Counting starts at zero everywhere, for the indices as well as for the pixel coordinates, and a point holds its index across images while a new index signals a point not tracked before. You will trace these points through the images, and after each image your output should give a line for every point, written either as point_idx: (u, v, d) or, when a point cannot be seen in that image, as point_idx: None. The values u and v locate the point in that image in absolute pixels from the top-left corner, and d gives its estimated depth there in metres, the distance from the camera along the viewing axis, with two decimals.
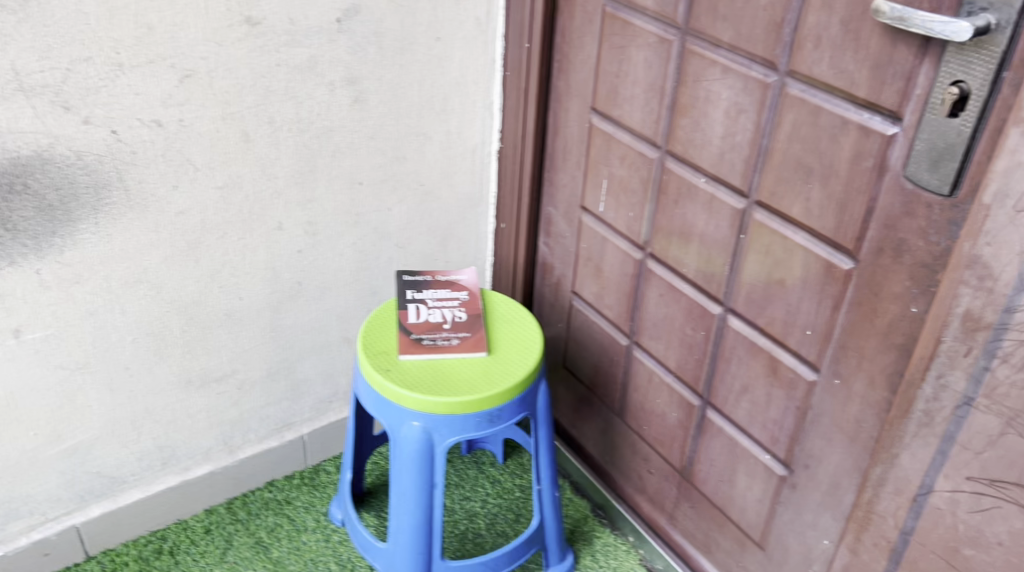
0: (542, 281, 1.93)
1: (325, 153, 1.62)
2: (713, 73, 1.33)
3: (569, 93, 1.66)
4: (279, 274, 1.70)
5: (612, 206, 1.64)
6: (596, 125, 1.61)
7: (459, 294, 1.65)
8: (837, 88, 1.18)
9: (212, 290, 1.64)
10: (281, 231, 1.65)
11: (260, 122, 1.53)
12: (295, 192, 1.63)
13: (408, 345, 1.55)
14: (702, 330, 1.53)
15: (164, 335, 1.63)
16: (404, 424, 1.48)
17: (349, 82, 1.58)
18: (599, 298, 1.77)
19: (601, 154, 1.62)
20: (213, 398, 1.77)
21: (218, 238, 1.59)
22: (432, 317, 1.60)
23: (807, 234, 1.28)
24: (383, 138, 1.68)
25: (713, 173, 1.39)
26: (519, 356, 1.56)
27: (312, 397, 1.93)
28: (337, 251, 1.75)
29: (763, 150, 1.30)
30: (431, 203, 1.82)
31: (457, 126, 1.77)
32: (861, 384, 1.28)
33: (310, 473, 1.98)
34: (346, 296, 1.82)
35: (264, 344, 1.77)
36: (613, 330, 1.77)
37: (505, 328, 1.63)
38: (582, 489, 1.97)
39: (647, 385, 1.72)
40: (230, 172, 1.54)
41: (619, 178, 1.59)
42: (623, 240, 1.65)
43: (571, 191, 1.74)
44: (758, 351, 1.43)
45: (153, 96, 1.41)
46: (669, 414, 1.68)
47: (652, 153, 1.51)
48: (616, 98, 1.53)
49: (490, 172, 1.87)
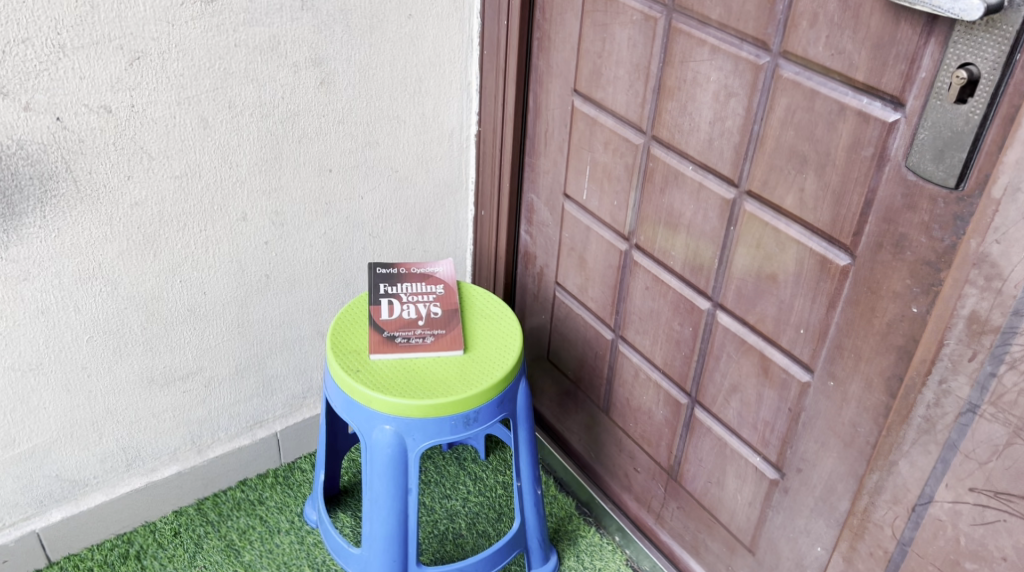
0: (525, 270, 1.85)
1: (290, 139, 1.53)
2: (701, 53, 1.24)
3: (550, 74, 1.56)
4: (245, 267, 1.61)
5: (596, 193, 1.55)
6: (579, 108, 1.52)
7: (434, 287, 1.57)
8: (834, 70, 1.08)
9: (173, 285, 1.55)
10: (246, 222, 1.56)
11: (219, 107, 1.43)
12: (259, 180, 1.53)
13: (380, 344, 1.46)
14: (690, 326, 1.45)
15: (122, 333, 1.54)
16: (374, 428, 1.40)
17: (314, 63, 1.48)
18: (583, 290, 1.69)
19: (585, 138, 1.53)
20: (178, 397, 1.69)
21: (178, 230, 1.50)
22: (406, 313, 1.52)
23: (801, 227, 1.20)
24: (353, 123, 1.58)
25: (701, 160, 1.30)
26: (498, 354, 1.47)
27: (285, 394, 1.85)
28: (307, 242, 1.66)
29: (754, 137, 1.21)
30: (407, 189, 1.74)
31: (432, 109, 1.67)
32: (857, 387, 1.20)
33: (284, 472, 1.91)
34: (318, 289, 1.74)
35: (232, 340, 1.69)
36: (598, 324, 1.69)
37: (484, 323, 1.54)
38: (566, 486, 1.90)
39: (633, 381, 1.64)
40: (188, 160, 1.44)
41: (603, 164, 1.51)
42: (608, 231, 1.57)
43: (553, 177, 1.66)
44: (749, 349, 1.35)
45: (100, 80, 1.32)
46: (656, 411, 1.61)
47: (637, 138, 1.42)
48: (599, 80, 1.44)
49: (469, 157, 1.78)
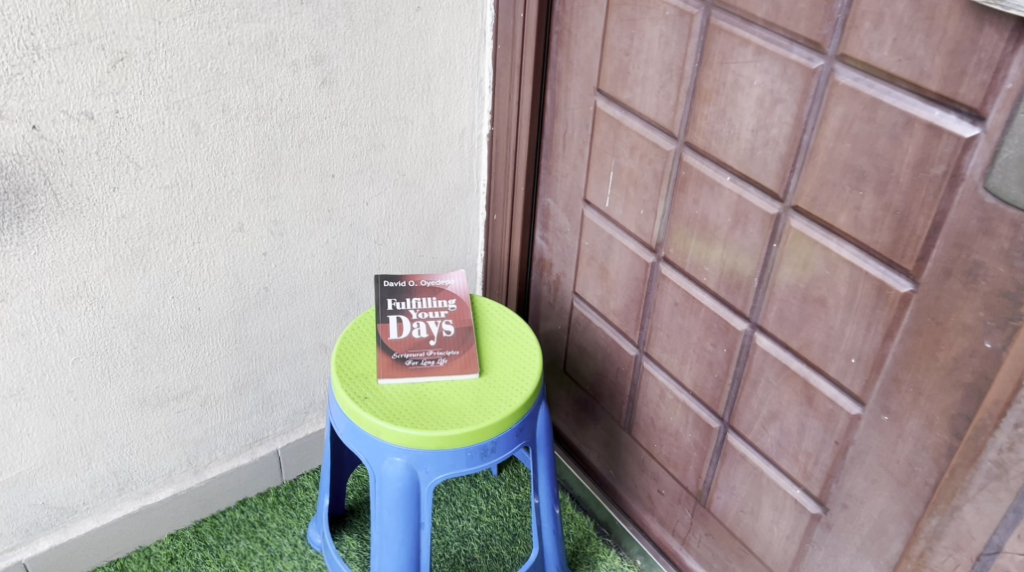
0: (540, 278, 1.74)
1: (289, 143, 1.41)
2: (744, 54, 1.12)
3: (570, 71, 1.44)
4: (241, 280, 1.50)
5: (620, 201, 1.44)
6: (603, 108, 1.40)
7: (447, 303, 1.46)
8: (901, 77, 0.97)
9: (165, 301, 1.44)
10: (242, 232, 1.45)
11: (211, 111, 1.31)
12: (256, 188, 1.42)
13: (389, 367, 1.35)
14: (725, 347, 1.34)
15: (111, 353, 1.43)
16: (384, 459, 1.29)
17: (315, 61, 1.36)
18: (604, 302, 1.58)
19: (608, 142, 1.42)
20: (172, 418, 1.58)
21: (169, 243, 1.38)
22: (416, 331, 1.41)
23: (854, 248, 1.09)
24: (356, 124, 1.46)
25: (741, 171, 1.19)
26: (517, 377, 1.36)
27: (286, 410, 1.74)
28: (309, 251, 1.55)
29: (803, 147, 1.09)
30: (414, 193, 1.62)
31: (442, 108, 1.55)
32: (916, 424, 1.09)
33: (286, 490, 1.81)
34: (321, 300, 1.63)
35: (229, 357, 1.58)
36: (619, 338, 1.58)
37: (499, 342, 1.43)
38: (584, 504, 1.80)
39: (658, 400, 1.53)
40: (179, 169, 1.32)
41: (629, 171, 1.39)
42: (633, 241, 1.45)
43: (572, 182, 1.54)
44: (791, 376, 1.24)
45: (80, 84, 1.19)
46: (683, 433, 1.50)
47: (667, 144, 1.30)
48: (626, 79, 1.33)
49: (481, 158, 1.66)
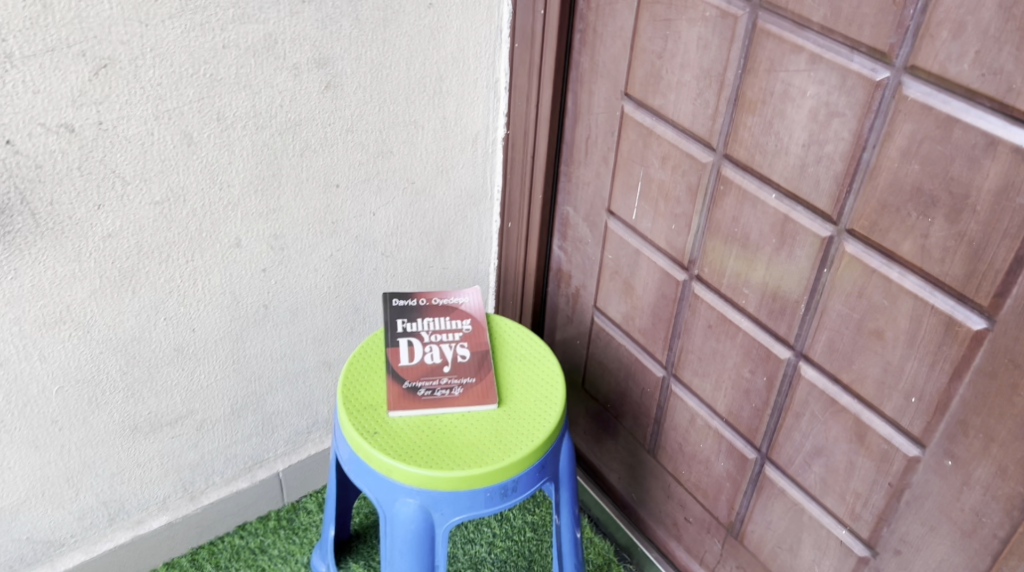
0: (557, 290, 1.63)
1: (290, 153, 1.30)
2: (796, 61, 1.01)
3: (594, 73, 1.33)
4: (239, 299, 1.40)
5: (648, 214, 1.33)
6: (630, 114, 1.29)
7: (461, 323, 1.36)
8: (983, 93, 0.87)
9: (156, 324, 1.33)
10: (240, 248, 1.34)
11: (205, 120, 1.19)
12: (254, 202, 1.31)
13: (399, 398, 1.25)
14: (765, 375, 1.24)
15: (98, 380, 1.33)
16: (396, 500, 1.19)
17: (318, 64, 1.24)
18: (628, 319, 1.47)
19: (635, 151, 1.30)
20: (166, 444, 1.49)
21: (160, 263, 1.27)
22: (428, 356, 1.31)
23: (918, 278, 0.98)
24: (363, 131, 1.35)
25: (789, 189, 1.08)
26: (538, 407, 1.26)
27: (288, 430, 1.65)
28: (311, 266, 1.44)
29: (863, 167, 0.99)
30: (424, 202, 1.51)
31: (454, 111, 1.44)
32: (985, 471, 1.00)
33: (287, 514, 1.72)
34: (325, 316, 1.53)
35: (226, 379, 1.48)
36: (644, 357, 1.47)
37: (518, 367, 1.32)
38: (603, 527, 1.72)
39: (688, 425, 1.43)
40: (170, 183, 1.21)
41: (659, 182, 1.28)
42: (662, 256, 1.35)
43: (594, 191, 1.43)
44: (840, 411, 1.14)
45: (59, 94, 1.08)
46: (715, 461, 1.40)
47: (703, 155, 1.19)
48: (658, 84, 1.21)
49: (495, 164, 1.55)
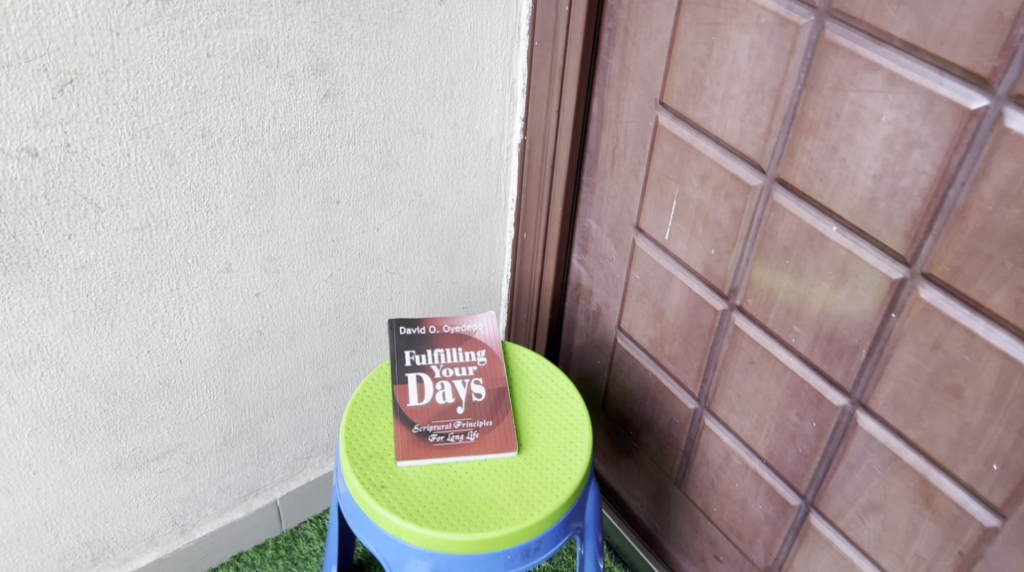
0: (576, 306, 1.50)
1: (286, 168, 1.16)
2: (870, 81, 0.87)
3: (624, 78, 1.19)
4: (230, 325, 1.27)
5: (683, 236, 1.20)
6: (666, 126, 1.15)
7: (475, 356, 1.23)
8: None
9: (139, 357, 1.21)
10: (231, 273, 1.21)
11: (189, 137, 1.05)
12: (245, 223, 1.17)
13: (409, 446, 1.13)
14: (815, 420, 1.12)
15: (76, 420, 1.21)
16: (406, 564, 1.07)
17: (317, 70, 1.10)
18: (656, 345, 1.34)
19: (670, 166, 1.17)
20: (153, 479, 1.37)
21: (141, 293, 1.15)
22: (440, 395, 1.18)
23: (1011, 336, 0.86)
24: (365, 142, 1.21)
25: (855, 224, 0.95)
26: (562, 456, 1.14)
27: (285, 457, 1.53)
28: (310, 288, 1.31)
29: (948, 205, 0.86)
30: (433, 215, 1.37)
31: (466, 116, 1.29)
32: None
33: (286, 542, 1.62)
34: (324, 339, 1.40)
35: (218, 410, 1.36)
36: (674, 386, 1.35)
37: (539, 406, 1.20)
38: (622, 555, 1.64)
39: (723, 461, 1.32)
40: (151, 207, 1.08)
41: (698, 202, 1.15)
42: (697, 282, 1.21)
43: (621, 205, 1.29)
44: (904, 468, 1.02)
45: (19, 114, 0.94)
46: (753, 503, 1.29)
47: (751, 177, 1.05)
48: (700, 95, 1.07)
49: (510, 171, 1.41)
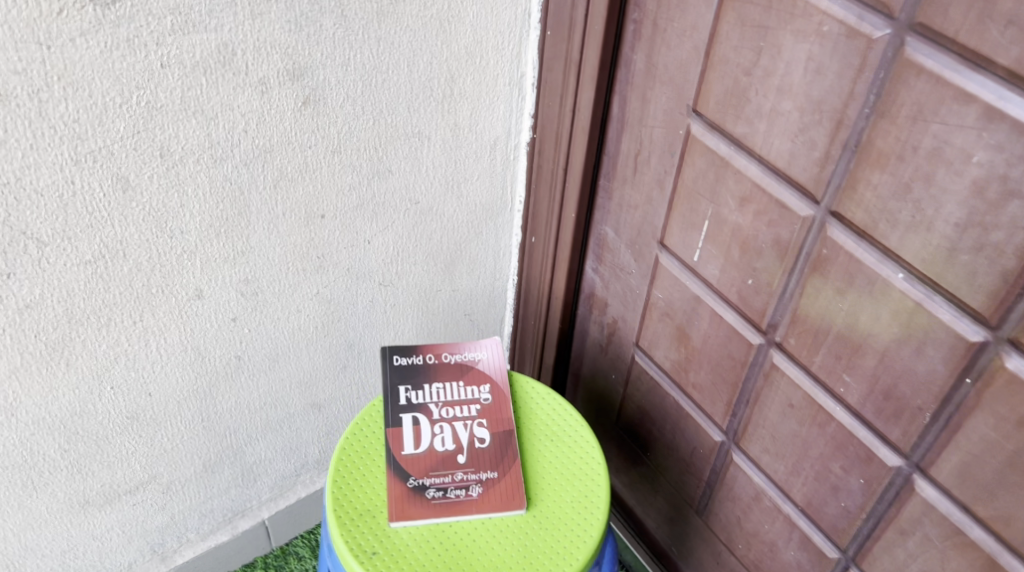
0: (588, 316, 1.35)
1: (261, 185, 1.01)
2: (962, 115, 0.74)
3: (650, 77, 1.03)
4: (203, 353, 1.13)
5: (715, 260, 1.05)
6: (698, 136, 0.99)
7: (478, 393, 1.10)
8: None
9: (101, 394, 1.08)
10: (202, 300, 1.07)
11: (145, 159, 0.91)
12: (217, 247, 1.03)
13: (404, 504, 1.00)
14: (863, 476, 0.99)
15: (34, 462, 1.09)
16: None
17: (293, 76, 0.95)
18: (679, 370, 1.20)
19: (702, 181, 1.01)
20: (126, 512, 1.26)
21: (99, 328, 1.01)
22: (439, 441, 1.05)
23: None
24: (353, 150, 1.05)
25: (930, 276, 0.81)
26: (575, 515, 1.02)
27: (272, 476, 1.41)
28: (294, 308, 1.17)
29: None
30: (431, 223, 1.21)
31: (468, 115, 1.14)
32: None
33: (276, 560, 1.52)
34: (313, 359, 1.26)
35: (195, 439, 1.24)
36: (697, 415, 1.22)
37: (550, 453, 1.07)
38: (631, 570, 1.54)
39: (752, 500, 1.19)
40: (104, 238, 0.94)
41: (734, 226, 0.99)
42: (729, 310, 1.07)
43: (642, 217, 1.14)
44: (969, 543, 0.90)
45: None
46: (785, 547, 1.17)
47: (799, 206, 0.90)
48: (742, 107, 0.91)
49: (518, 171, 1.25)
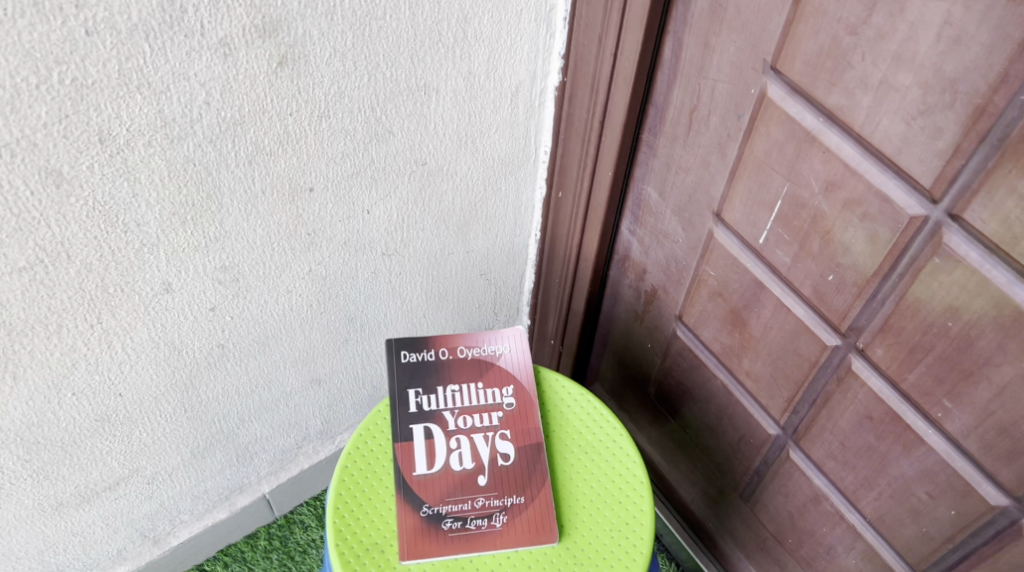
0: (622, 278, 1.17)
1: (233, 161, 0.82)
2: None
3: (713, 20, 0.82)
4: (179, 347, 0.97)
5: (787, 246, 0.86)
6: (776, 101, 0.79)
7: (500, 397, 0.94)
8: None
9: (61, 401, 0.93)
10: (173, 293, 0.90)
11: (80, 148, 0.74)
12: (183, 235, 0.85)
13: (418, 538, 0.86)
14: (956, 509, 0.84)
15: None
16: None
17: (264, 32, 0.76)
18: (731, 356, 1.04)
19: (777, 154, 0.82)
20: (109, 506, 1.12)
21: (49, 337, 0.85)
22: (456, 459, 0.90)
23: None
24: (343, 112, 0.86)
25: None
26: (617, 548, 0.87)
27: (270, 452, 1.26)
28: (282, 289, 0.99)
29: None
30: (440, 182, 1.02)
31: (485, 60, 0.93)
32: None
33: (280, 530, 1.38)
34: (310, 335, 1.10)
35: (181, 428, 1.08)
36: (749, 403, 1.06)
37: (584, 469, 0.92)
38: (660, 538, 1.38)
39: (810, 501, 1.04)
40: (39, 241, 0.77)
41: (816, 212, 0.81)
42: (800, 304, 0.89)
43: (694, 183, 0.94)
44: None
45: None
46: (847, 555, 1.03)
47: (910, 206, 0.74)
48: (840, 74, 0.74)
49: (543, 119, 1.05)
